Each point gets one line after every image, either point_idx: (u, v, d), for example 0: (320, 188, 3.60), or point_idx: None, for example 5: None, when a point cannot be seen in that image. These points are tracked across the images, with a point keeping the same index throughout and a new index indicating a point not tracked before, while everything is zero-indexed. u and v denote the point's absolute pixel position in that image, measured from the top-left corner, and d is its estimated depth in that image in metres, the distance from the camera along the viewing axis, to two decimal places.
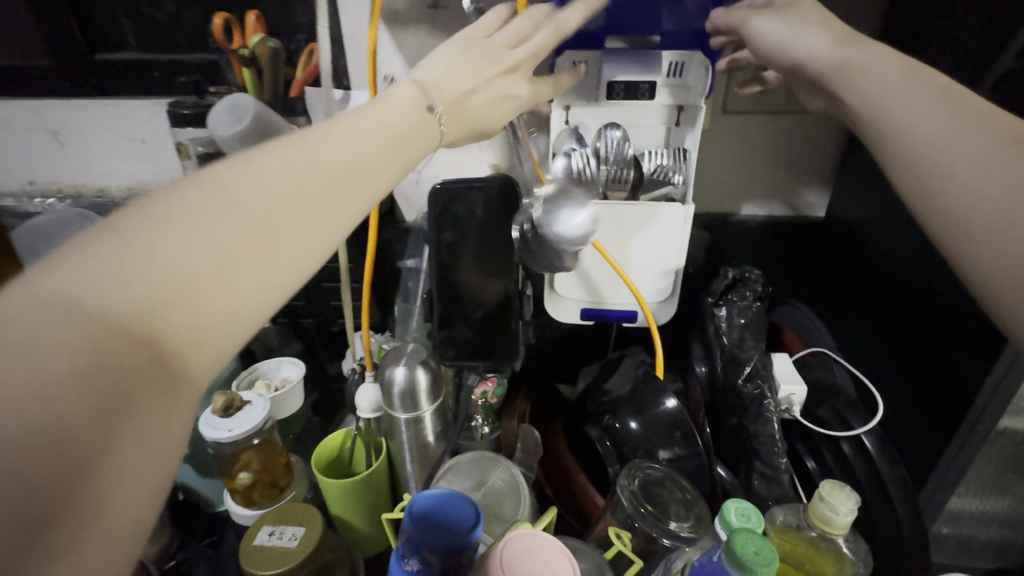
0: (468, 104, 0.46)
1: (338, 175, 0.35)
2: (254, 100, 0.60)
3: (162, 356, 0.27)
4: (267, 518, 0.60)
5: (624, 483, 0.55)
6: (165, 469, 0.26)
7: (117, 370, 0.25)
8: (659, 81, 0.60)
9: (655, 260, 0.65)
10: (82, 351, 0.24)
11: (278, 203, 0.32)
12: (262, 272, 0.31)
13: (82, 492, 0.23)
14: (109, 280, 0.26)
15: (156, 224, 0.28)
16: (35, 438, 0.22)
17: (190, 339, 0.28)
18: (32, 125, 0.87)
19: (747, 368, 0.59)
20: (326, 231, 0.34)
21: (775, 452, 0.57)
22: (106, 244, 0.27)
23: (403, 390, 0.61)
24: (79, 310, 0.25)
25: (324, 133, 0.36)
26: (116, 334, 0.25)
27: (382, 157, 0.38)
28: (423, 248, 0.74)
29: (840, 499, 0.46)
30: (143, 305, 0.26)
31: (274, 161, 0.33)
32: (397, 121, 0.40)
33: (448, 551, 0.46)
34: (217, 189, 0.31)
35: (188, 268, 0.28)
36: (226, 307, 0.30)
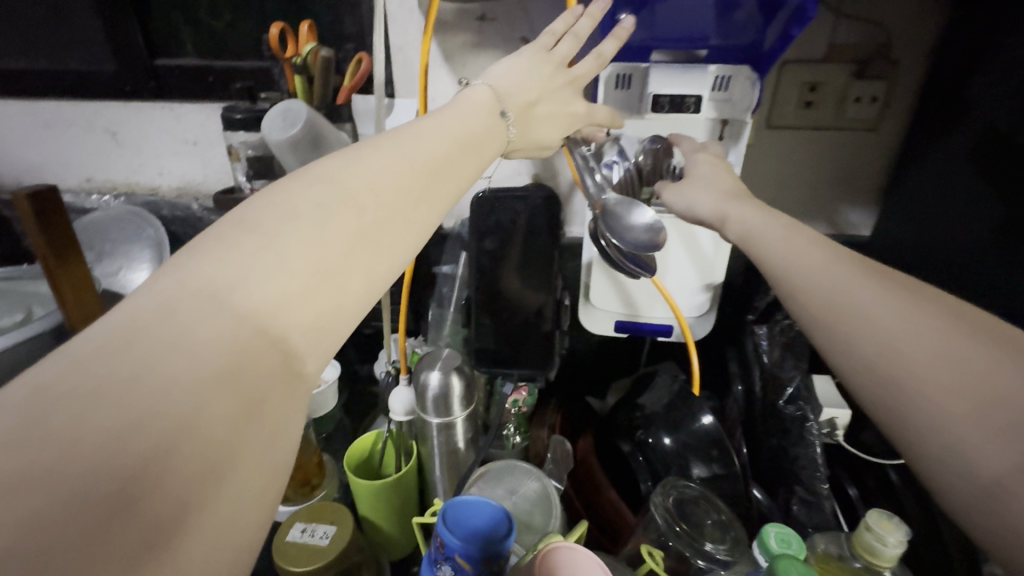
0: (535, 115, 0.50)
1: (434, 174, 0.38)
2: (307, 106, 0.62)
3: (288, 356, 0.27)
4: (300, 515, 0.61)
5: (657, 500, 0.54)
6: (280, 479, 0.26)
7: (256, 368, 0.26)
8: (704, 95, 0.60)
9: (695, 275, 0.65)
10: (228, 348, 0.25)
11: (389, 199, 0.34)
12: (374, 265, 0.33)
13: (222, 489, 0.23)
14: (251, 277, 0.27)
15: (290, 218, 0.30)
16: (191, 428, 0.22)
17: (313, 337, 0.29)
18: (93, 126, 0.91)
19: (789, 390, 0.58)
20: (424, 227, 0.36)
21: (817, 477, 0.55)
22: (252, 236, 0.29)
23: (437, 395, 0.62)
24: (227, 307, 0.26)
25: (418, 134, 0.39)
26: (257, 334, 0.26)
27: (467, 160, 0.41)
28: (460, 255, 0.75)
29: (888, 529, 0.44)
30: (280, 300, 0.28)
31: (380, 161, 0.35)
32: (476, 127, 0.43)
33: (482, 556, 0.46)
34: (336, 184, 0.33)
35: (317, 261, 0.30)
36: (345, 303, 0.31)
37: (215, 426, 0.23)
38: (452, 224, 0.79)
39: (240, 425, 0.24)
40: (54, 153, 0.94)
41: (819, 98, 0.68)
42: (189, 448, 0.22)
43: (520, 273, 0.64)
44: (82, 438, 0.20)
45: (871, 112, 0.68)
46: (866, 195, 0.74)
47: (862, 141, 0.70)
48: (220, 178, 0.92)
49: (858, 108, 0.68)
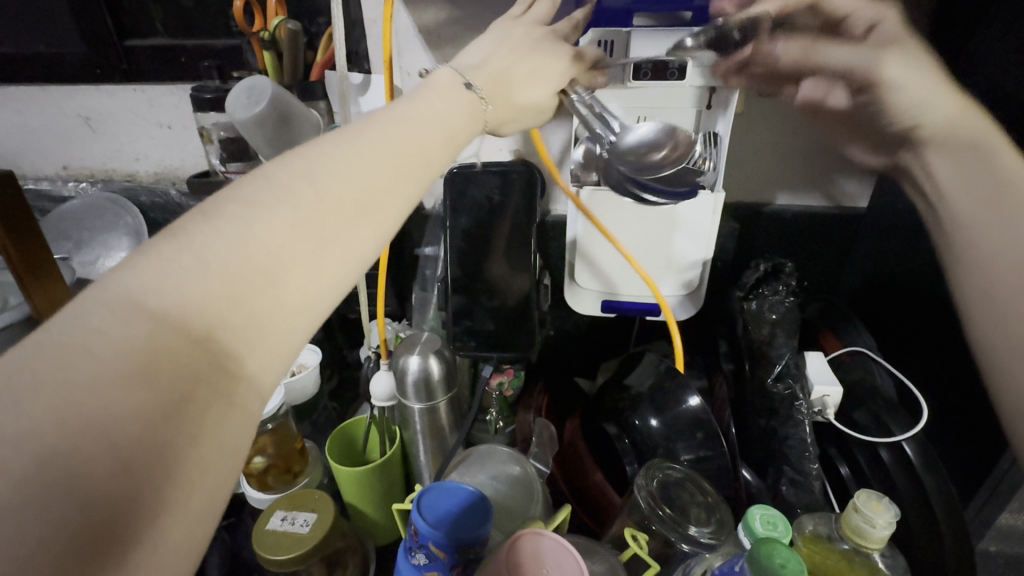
0: (512, 84, 0.47)
1: (389, 162, 0.36)
2: (273, 82, 0.60)
3: (218, 359, 0.27)
4: (281, 503, 0.60)
5: (640, 482, 0.52)
6: (218, 479, 0.26)
7: (177, 368, 0.25)
8: (691, 60, 0.57)
9: (682, 251, 0.62)
10: (143, 352, 0.24)
11: (335, 192, 0.32)
12: (321, 263, 0.31)
13: (139, 503, 0.22)
14: (172, 282, 0.26)
15: (214, 219, 0.29)
16: (96, 441, 0.22)
17: (248, 337, 0.28)
18: (66, 111, 0.88)
19: (777, 368, 0.56)
20: (381, 219, 0.34)
21: (806, 457, 0.54)
22: (173, 241, 0.27)
23: (418, 380, 0.60)
24: (142, 311, 0.25)
25: (371, 123, 0.37)
26: (178, 336, 0.26)
27: (431, 143, 0.39)
28: (441, 235, 0.72)
29: (877, 511, 0.43)
30: (203, 303, 0.27)
31: (324, 151, 0.33)
32: (439, 108, 0.42)
33: (457, 545, 0.44)
34: (269, 182, 0.31)
35: (246, 262, 0.28)
36: (284, 308, 0.29)
37: (130, 431, 0.23)
38: (432, 205, 0.76)
39: (158, 429, 0.24)
40: (29, 141, 0.92)
41: None
42: (98, 453, 0.22)
43: (499, 254, 0.62)
44: None
45: None
46: None
47: None
48: (197, 162, 0.89)
49: None
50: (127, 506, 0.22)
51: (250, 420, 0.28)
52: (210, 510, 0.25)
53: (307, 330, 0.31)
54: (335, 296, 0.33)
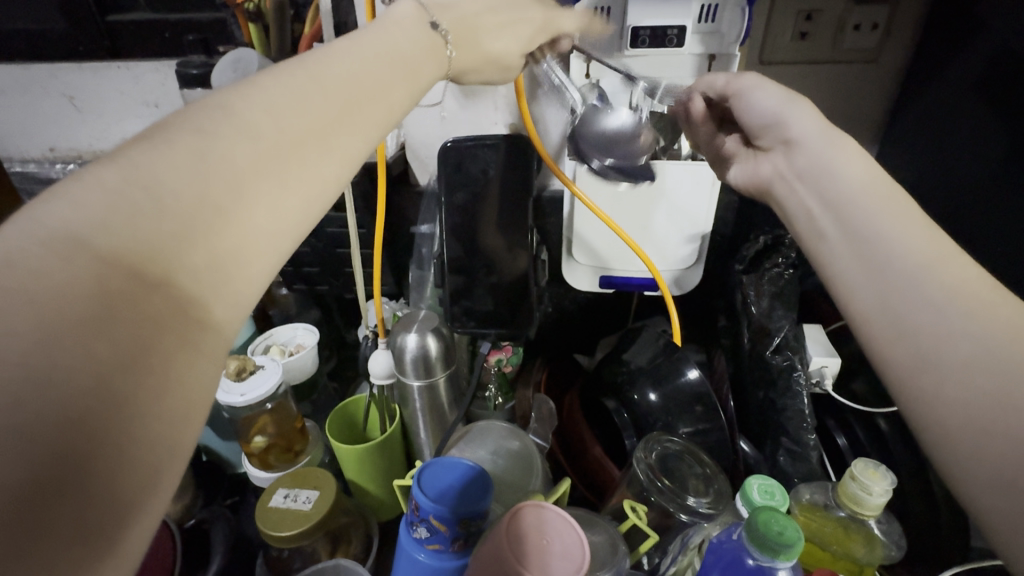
0: (477, 30, 0.46)
1: (347, 99, 0.36)
2: (259, 55, 0.58)
3: (178, 301, 0.26)
4: (283, 481, 0.60)
5: (640, 455, 0.53)
6: (187, 429, 0.25)
7: (135, 313, 0.24)
8: (689, 26, 0.55)
9: (678, 222, 0.61)
10: (90, 291, 0.23)
11: (292, 123, 0.32)
12: (278, 198, 0.32)
13: (99, 452, 0.21)
14: (119, 219, 0.25)
15: (164, 149, 0.28)
16: (39, 389, 0.20)
17: (208, 277, 0.28)
18: (48, 90, 0.86)
19: (777, 340, 0.56)
20: (337, 157, 0.35)
21: (803, 427, 0.54)
22: (118, 171, 0.27)
23: (416, 357, 0.60)
24: (87, 251, 0.24)
25: (333, 55, 0.37)
26: (131, 278, 0.25)
27: (396, 80, 0.39)
28: (437, 212, 0.70)
29: (873, 479, 0.43)
30: (153, 240, 0.26)
31: (282, 85, 0.33)
32: (403, 49, 0.40)
33: (461, 516, 0.44)
34: (224, 112, 0.31)
35: (204, 198, 0.28)
36: (246, 239, 0.30)
37: (84, 381, 0.21)
38: (427, 181, 0.75)
39: (115, 378, 0.22)
40: (11, 121, 0.89)
41: (814, 29, 0.65)
42: (48, 406, 0.20)
43: (494, 229, 0.62)
44: None
45: (871, 42, 0.65)
46: (865, 133, 0.72)
47: (861, 75, 0.68)
48: None
49: (857, 37, 0.65)
50: (87, 456, 0.21)
51: (217, 367, 0.27)
52: (179, 465, 0.24)
53: (268, 268, 0.32)
54: (294, 240, 0.33)
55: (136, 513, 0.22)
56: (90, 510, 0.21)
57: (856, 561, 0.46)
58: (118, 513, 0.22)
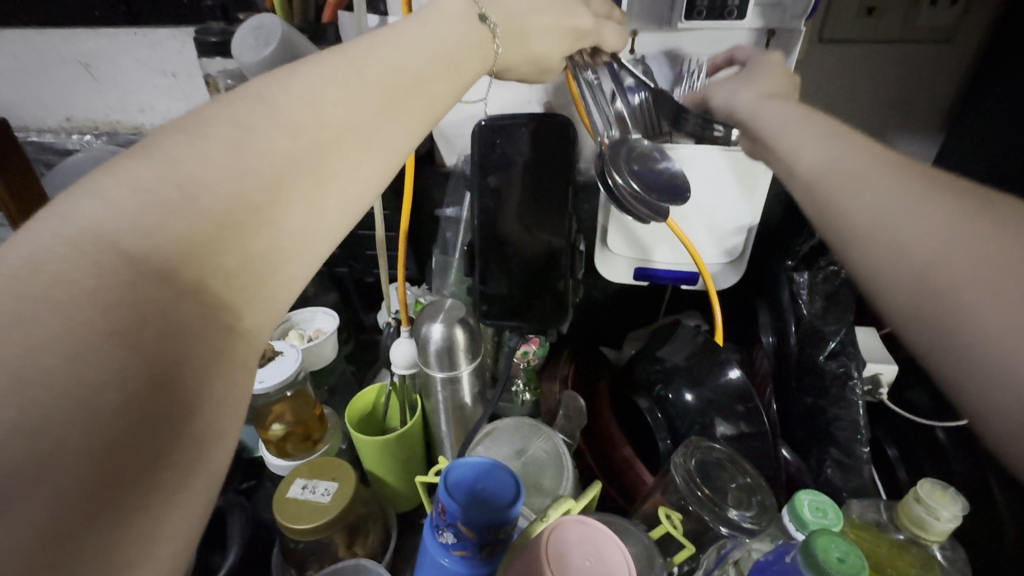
0: (524, 26, 0.42)
1: (389, 93, 0.32)
2: (281, 22, 0.54)
3: (211, 313, 0.23)
4: (301, 471, 0.58)
5: (678, 461, 0.49)
6: (219, 450, 0.23)
7: (165, 324, 0.22)
8: None
9: (726, 215, 0.57)
10: (121, 301, 0.21)
11: (331, 118, 0.29)
12: (315, 199, 0.29)
13: (126, 481, 0.19)
14: (151, 220, 0.23)
15: (196, 142, 0.25)
16: (61, 414, 0.19)
17: (242, 286, 0.25)
18: (63, 57, 0.83)
19: (831, 345, 0.52)
20: (377, 157, 0.32)
21: (857, 440, 0.50)
22: (151, 169, 0.24)
23: (441, 349, 0.57)
24: (117, 254, 0.22)
25: (376, 43, 0.33)
26: (162, 284, 0.22)
27: (441, 73, 0.35)
28: (464, 195, 0.67)
29: (942, 503, 0.39)
30: (187, 244, 0.23)
31: (322, 74, 0.30)
32: (450, 39, 0.37)
33: (486, 525, 0.42)
34: (261, 102, 0.28)
35: (238, 196, 0.25)
36: (281, 243, 0.27)
37: (108, 402, 0.20)
38: (454, 161, 0.72)
39: (138, 399, 0.20)
40: (27, 88, 0.87)
41: (884, 4, 0.59)
42: (72, 431, 0.19)
43: (527, 215, 0.58)
44: None
45: (948, 19, 0.59)
46: (931, 120, 0.66)
47: (932, 57, 0.62)
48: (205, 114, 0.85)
49: (932, 14, 0.59)
50: (113, 483, 0.19)
51: (250, 379, 0.25)
52: (210, 489, 0.22)
53: (301, 275, 0.29)
54: (330, 244, 0.30)
55: (162, 544, 0.20)
56: (117, 539, 0.19)
57: None
58: (145, 541, 0.20)
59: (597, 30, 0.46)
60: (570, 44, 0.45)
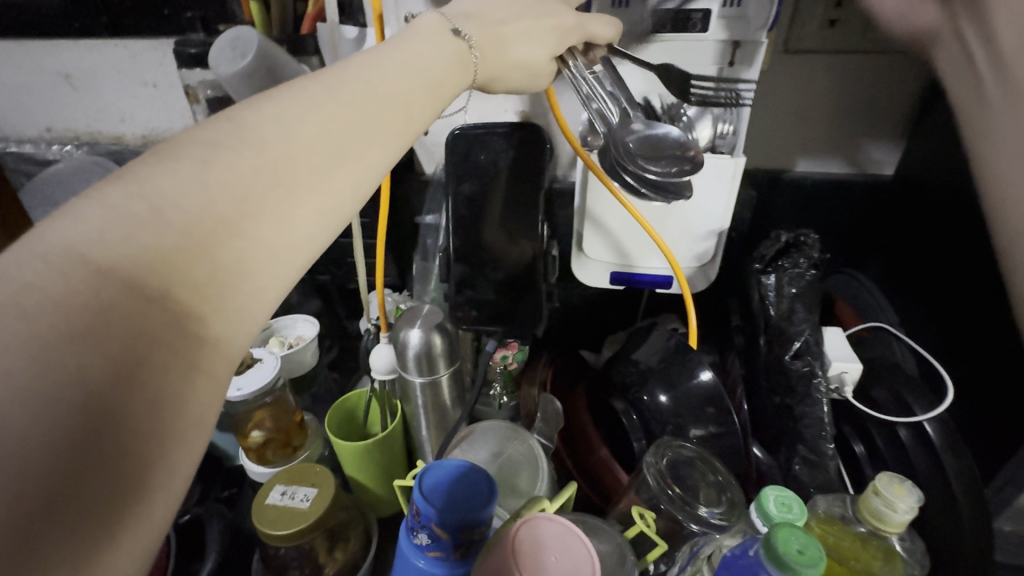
0: (501, 40, 0.43)
1: (367, 110, 0.33)
2: (258, 34, 0.55)
3: (179, 319, 0.24)
4: (279, 477, 0.58)
5: (649, 460, 0.51)
6: (185, 447, 0.23)
7: (129, 329, 0.22)
8: (713, 10, 0.53)
9: (697, 220, 0.59)
10: (87, 308, 0.22)
11: (305, 134, 0.30)
12: (290, 211, 0.29)
13: (89, 473, 0.20)
14: (119, 232, 0.24)
15: (166, 161, 0.26)
16: (25, 406, 0.19)
17: (210, 296, 0.25)
18: (43, 68, 0.83)
19: (796, 344, 0.53)
20: (354, 169, 0.32)
21: (822, 437, 0.52)
22: (123, 186, 0.25)
23: (419, 353, 0.57)
24: (84, 265, 0.22)
25: (351, 64, 0.34)
26: (128, 291, 0.23)
27: (418, 90, 0.36)
28: (442, 203, 0.68)
29: (898, 495, 0.41)
30: (154, 255, 0.24)
31: (297, 95, 0.31)
32: (423, 55, 0.38)
33: (459, 526, 0.42)
34: (234, 123, 0.29)
35: (205, 208, 0.26)
36: (253, 252, 0.27)
37: (72, 397, 0.20)
38: (433, 169, 0.73)
39: (102, 397, 0.21)
40: (8, 99, 0.87)
41: None
42: (35, 422, 0.19)
43: (503, 222, 0.59)
44: None
45: None
46: None
47: None
48: (186, 124, 0.85)
49: None
50: (76, 476, 0.20)
51: (217, 385, 0.25)
52: (174, 485, 0.23)
53: (275, 288, 0.29)
54: (307, 255, 0.31)
55: (122, 534, 0.21)
56: (79, 528, 0.20)
57: None
58: (107, 533, 0.20)
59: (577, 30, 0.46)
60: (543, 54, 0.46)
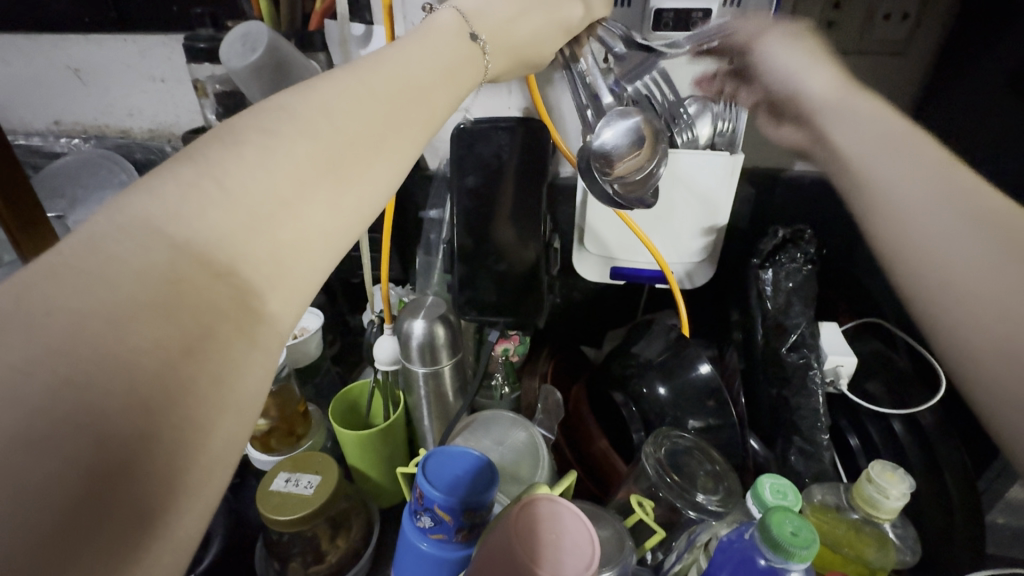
0: (512, 35, 0.44)
1: (399, 104, 0.34)
2: (269, 29, 0.56)
3: (241, 295, 0.25)
4: (284, 465, 0.59)
5: (648, 450, 0.52)
6: (243, 419, 0.24)
7: (197, 305, 0.23)
8: (714, 9, 0.54)
9: (693, 216, 0.60)
10: (161, 280, 0.23)
11: (344, 124, 0.31)
12: (336, 195, 0.30)
13: (164, 435, 0.21)
14: (194, 208, 0.25)
15: (234, 147, 0.27)
16: (107, 373, 0.20)
17: (269, 274, 0.27)
18: (54, 62, 0.84)
19: (793, 337, 0.55)
20: (387, 161, 0.34)
21: (818, 427, 0.53)
22: (192, 166, 0.26)
23: (423, 344, 0.58)
24: (164, 240, 0.24)
25: (378, 59, 0.35)
26: (198, 266, 0.24)
27: (445, 88, 0.38)
28: (447, 198, 0.69)
29: (891, 482, 0.42)
30: (224, 233, 0.25)
31: (335, 86, 0.32)
32: (441, 51, 0.39)
33: (462, 507, 0.44)
34: (286, 110, 0.30)
35: (269, 192, 0.27)
36: (304, 233, 0.29)
37: (147, 365, 0.21)
38: (437, 165, 0.74)
39: (174, 365, 0.22)
40: (16, 92, 0.88)
41: (842, 18, 0.63)
42: (115, 386, 0.20)
43: (506, 217, 0.60)
44: None
45: (900, 33, 0.63)
46: None
47: (887, 67, 0.65)
48: (194, 119, 0.86)
49: (885, 27, 0.63)
50: (148, 440, 0.21)
51: (272, 360, 0.26)
52: (234, 454, 0.24)
53: (321, 269, 0.30)
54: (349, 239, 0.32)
55: (185, 498, 0.21)
56: (150, 489, 0.20)
57: (868, 565, 0.45)
58: (172, 498, 0.21)
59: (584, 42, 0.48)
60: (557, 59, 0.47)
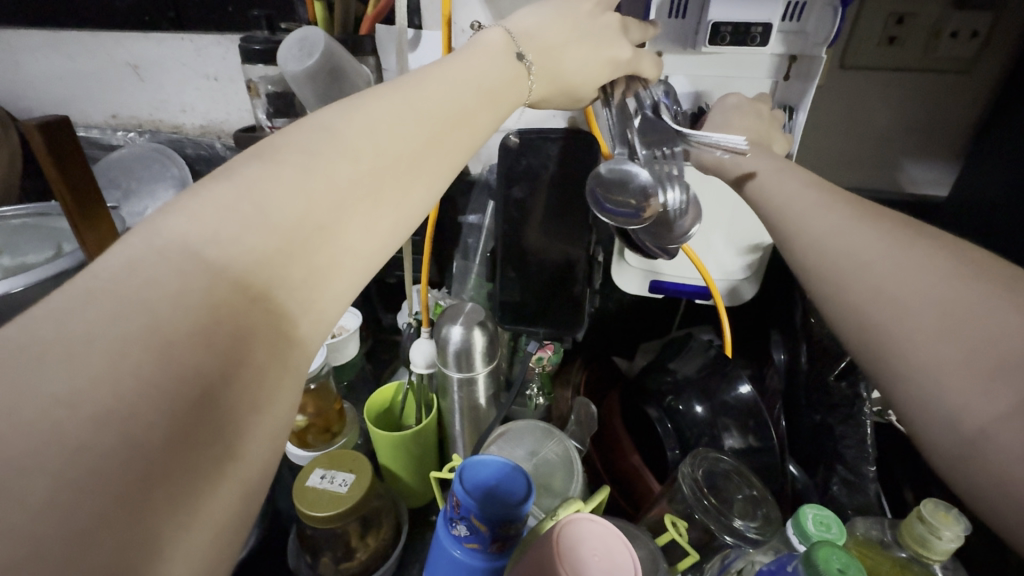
0: (562, 52, 0.44)
1: (441, 125, 0.35)
2: (325, 35, 0.57)
3: (275, 318, 0.26)
4: (320, 461, 0.61)
5: (685, 470, 0.51)
6: (273, 443, 0.25)
7: (234, 328, 0.24)
8: (775, 23, 0.52)
9: (734, 236, 0.60)
10: (201, 305, 0.23)
11: (387, 145, 0.32)
12: (371, 219, 0.31)
13: (201, 459, 0.21)
14: (231, 233, 0.25)
15: (271, 167, 0.28)
16: (150, 397, 0.20)
17: (304, 297, 0.27)
18: (115, 59, 0.88)
19: (843, 363, 0.52)
20: (425, 181, 0.34)
21: (864, 459, 0.51)
22: (230, 188, 0.27)
23: (460, 350, 0.59)
24: (200, 262, 0.24)
25: (424, 77, 0.36)
26: (235, 290, 0.24)
27: (486, 107, 0.38)
28: (488, 204, 0.70)
29: (944, 523, 0.40)
30: (263, 255, 0.26)
31: (380, 106, 0.33)
32: (485, 70, 0.39)
33: (498, 520, 0.43)
34: (327, 130, 0.31)
35: (305, 214, 0.28)
36: (338, 258, 0.29)
37: (187, 391, 0.21)
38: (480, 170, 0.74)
39: (211, 390, 0.22)
40: (79, 87, 0.92)
41: (905, 33, 0.60)
42: (156, 410, 0.20)
43: (540, 224, 0.61)
44: (26, 405, 0.19)
45: (968, 50, 0.60)
46: (949, 150, 0.67)
47: (952, 85, 0.63)
48: (242, 117, 0.88)
49: (952, 45, 0.60)
50: (187, 462, 0.21)
51: (302, 384, 0.26)
52: (264, 477, 0.24)
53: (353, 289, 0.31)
54: (381, 259, 0.33)
55: (222, 520, 0.22)
56: (191, 510, 0.20)
57: None
58: (205, 523, 0.21)
59: (636, 61, 0.47)
60: (608, 73, 0.46)
